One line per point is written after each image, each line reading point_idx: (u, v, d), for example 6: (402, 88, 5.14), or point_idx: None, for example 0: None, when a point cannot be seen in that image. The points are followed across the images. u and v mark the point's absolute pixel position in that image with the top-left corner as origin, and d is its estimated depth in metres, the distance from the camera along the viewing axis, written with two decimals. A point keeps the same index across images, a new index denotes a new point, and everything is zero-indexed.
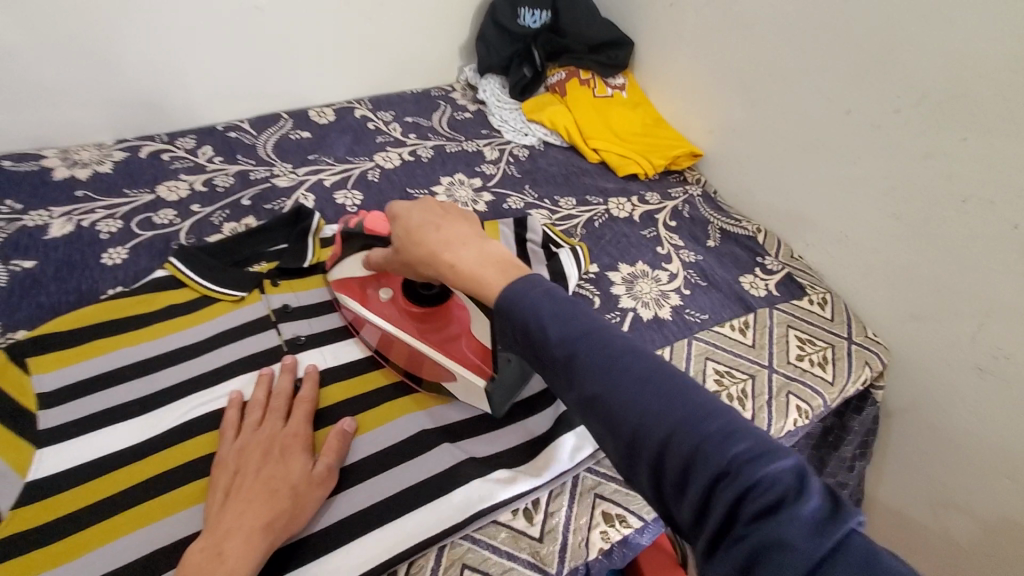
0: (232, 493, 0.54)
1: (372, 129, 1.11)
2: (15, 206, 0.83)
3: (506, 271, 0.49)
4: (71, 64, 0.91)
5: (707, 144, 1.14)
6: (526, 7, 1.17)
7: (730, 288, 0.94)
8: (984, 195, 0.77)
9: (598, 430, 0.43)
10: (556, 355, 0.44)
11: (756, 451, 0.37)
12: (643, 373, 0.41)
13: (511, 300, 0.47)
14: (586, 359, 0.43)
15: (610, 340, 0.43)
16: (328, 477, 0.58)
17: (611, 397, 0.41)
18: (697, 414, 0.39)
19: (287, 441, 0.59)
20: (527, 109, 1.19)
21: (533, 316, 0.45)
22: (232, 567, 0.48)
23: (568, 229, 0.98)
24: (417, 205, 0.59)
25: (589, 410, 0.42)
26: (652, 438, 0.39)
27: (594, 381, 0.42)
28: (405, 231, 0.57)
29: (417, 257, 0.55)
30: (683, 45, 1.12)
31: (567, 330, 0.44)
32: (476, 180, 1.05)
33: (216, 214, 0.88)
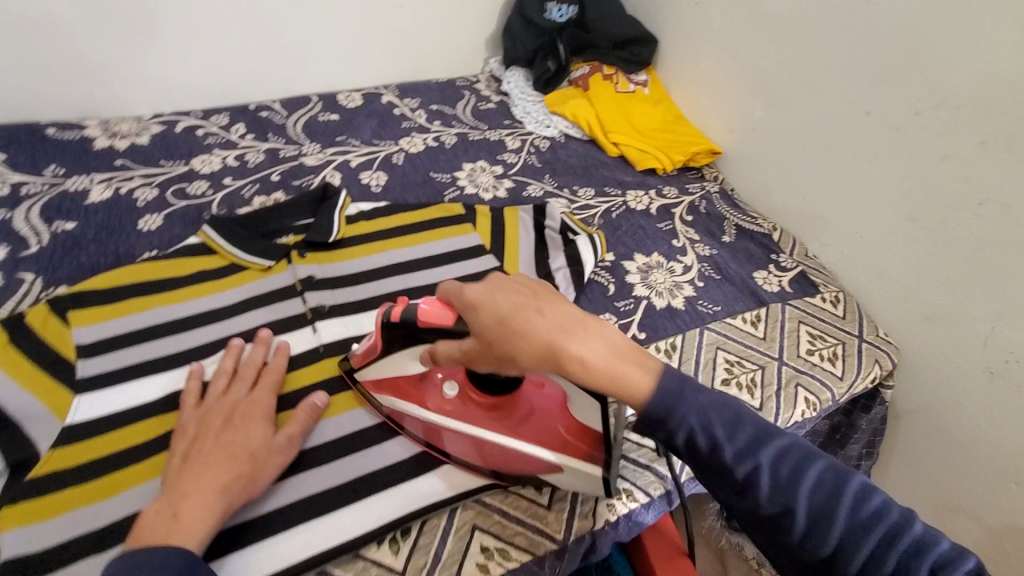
0: (191, 457, 0.55)
1: (397, 115, 1.14)
2: (58, 170, 0.87)
3: (642, 364, 0.50)
4: (115, 39, 0.95)
5: (726, 142, 1.15)
6: (554, 1, 1.19)
7: (743, 282, 0.95)
8: (1001, 199, 0.78)
9: (771, 536, 0.46)
10: (732, 470, 0.46)
11: (947, 556, 0.41)
12: (823, 482, 0.45)
13: (668, 406, 0.48)
14: (766, 474, 0.45)
15: (786, 450, 0.46)
16: (289, 446, 0.59)
17: (796, 511, 0.44)
18: (883, 522, 0.43)
19: (248, 409, 0.59)
20: (549, 102, 1.21)
21: (701, 427, 0.47)
22: (188, 526, 0.49)
23: (586, 218, 1.00)
24: (494, 288, 0.52)
25: (768, 522, 0.46)
26: (847, 553, 0.43)
27: (778, 497, 0.45)
28: (497, 321, 0.50)
29: (529, 357, 0.49)
30: (707, 43, 1.14)
31: (740, 443, 0.47)
32: (498, 167, 1.08)
33: (247, 188, 0.92)
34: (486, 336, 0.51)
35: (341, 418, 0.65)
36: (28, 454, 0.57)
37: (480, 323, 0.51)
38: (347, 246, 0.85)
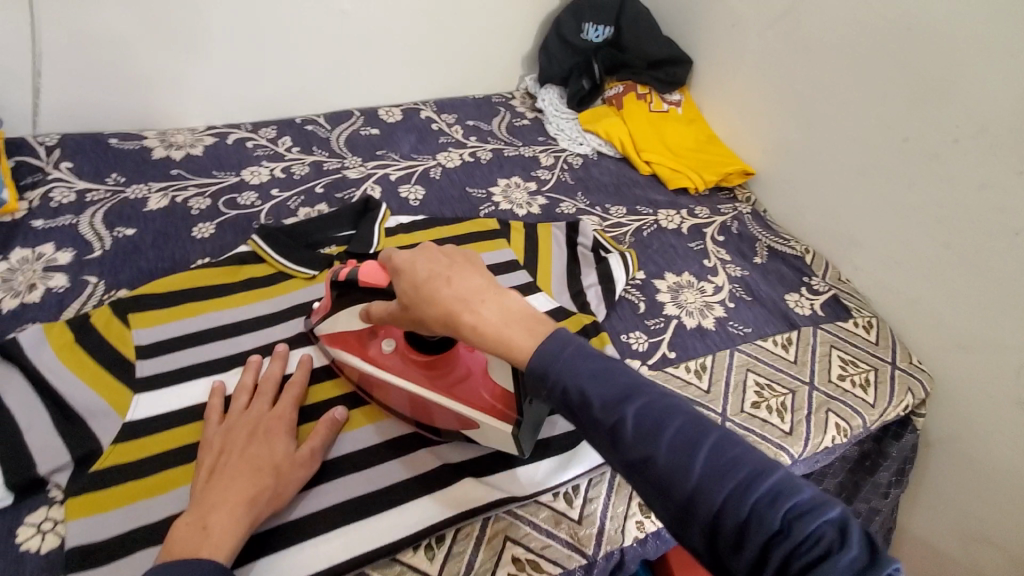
0: (217, 470, 0.55)
1: (435, 130, 1.18)
2: (119, 179, 0.92)
3: (534, 333, 0.48)
4: (176, 56, 1.00)
5: (760, 163, 1.15)
6: (590, 22, 1.23)
7: (775, 304, 0.95)
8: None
9: (647, 493, 0.43)
10: (602, 422, 0.44)
11: (802, 506, 0.38)
12: (683, 431, 0.42)
13: (544, 363, 0.46)
14: (633, 424, 0.43)
15: (652, 400, 0.44)
16: (310, 461, 0.60)
17: (657, 458, 0.42)
18: (738, 467, 0.40)
19: (272, 423, 0.60)
20: (583, 119, 1.23)
21: (569, 378, 0.45)
22: (217, 539, 0.50)
23: (618, 236, 1.02)
24: (420, 253, 0.53)
25: (636, 473, 0.43)
26: (705, 501, 0.40)
27: (641, 446, 0.42)
28: (411, 287, 0.52)
29: (432, 318, 0.51)
30: (743, 65, 1.15)
31: (608, 393, 0.44)
32: (531, 184, 1.10)
33: (292, 199, 0.96)
34: (404, 299, 0.53)
35: (350, 435, 0.66)
36: (92, 448, 0.61)
37: (399, 286, 0.53)
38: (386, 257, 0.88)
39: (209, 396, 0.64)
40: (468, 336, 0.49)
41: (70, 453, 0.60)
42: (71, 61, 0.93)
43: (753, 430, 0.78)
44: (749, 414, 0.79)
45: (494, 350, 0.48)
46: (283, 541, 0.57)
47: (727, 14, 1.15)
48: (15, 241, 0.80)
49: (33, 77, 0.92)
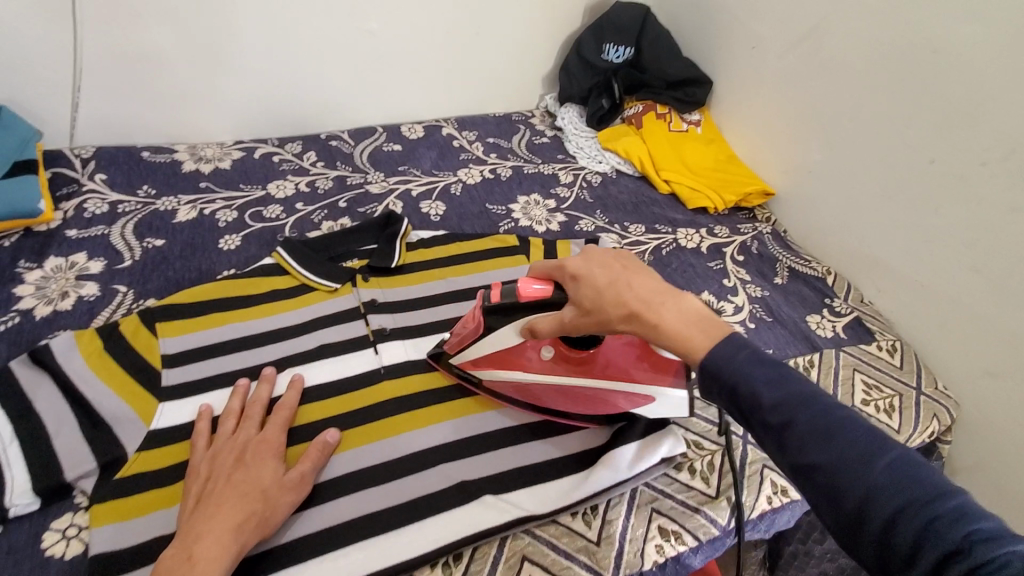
0: (204, 497, 0.55)
1: (456, 146, 1.19)
2: (150, 191, 0.94)
3: (710, 332, 0.52)
4: (208, 74, 1.03)
5: (780, 184, 1.15)
6: (611, 43, 1.24)
7: (797, 326, 0.94)
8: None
9: (814, 498, 0.44)
10: (771, 422, 0.46)
11: (992, 534, 0.37)
12: (861, 442, 0.43)
13: (723, 365, 0.49)
14: (803, 428, 0.44)
15: (827, 409, 0.45)
16: (300, 484, 0.59)
17: (828, 464, 0.43)
18: (918, 484, 0.40)
19: (258, 447, 0.60)
20: (603, 138, 1.24)
21: (743, 377, 0.48)
22: (203, 568, 0.49)
23: (637, 254, 1.02)
24: (593, 260, 0.58)
25: (803, 475, 0.44)
26: (879, 510, 0.40)
27: (811, 450, 0.44)
28: (596, 292, 0.56)
29: (619, 319, 0.55)
30: (764, 86, 1.15)
31: (781, 397, 0.46)
32: (551, 201, 1.11)
33: (316, 213, 0.98)
34: (586, 303, 0.57)
35: (375, 445, 0.66)
36: (117, 455, 0.61)
37: (577, 291, 0.58)
38: (407, 272, 0.89)
39: (196, 420, 0.64)
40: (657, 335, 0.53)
41: (96, 460, 0.61)
42: (109, 77, 0.96)
43: None
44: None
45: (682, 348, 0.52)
46: (304, 553, 0.57)
47: (749, 36, 1.16)
48: (50, 250, 0.82)
49: (72, 92, 0.95)
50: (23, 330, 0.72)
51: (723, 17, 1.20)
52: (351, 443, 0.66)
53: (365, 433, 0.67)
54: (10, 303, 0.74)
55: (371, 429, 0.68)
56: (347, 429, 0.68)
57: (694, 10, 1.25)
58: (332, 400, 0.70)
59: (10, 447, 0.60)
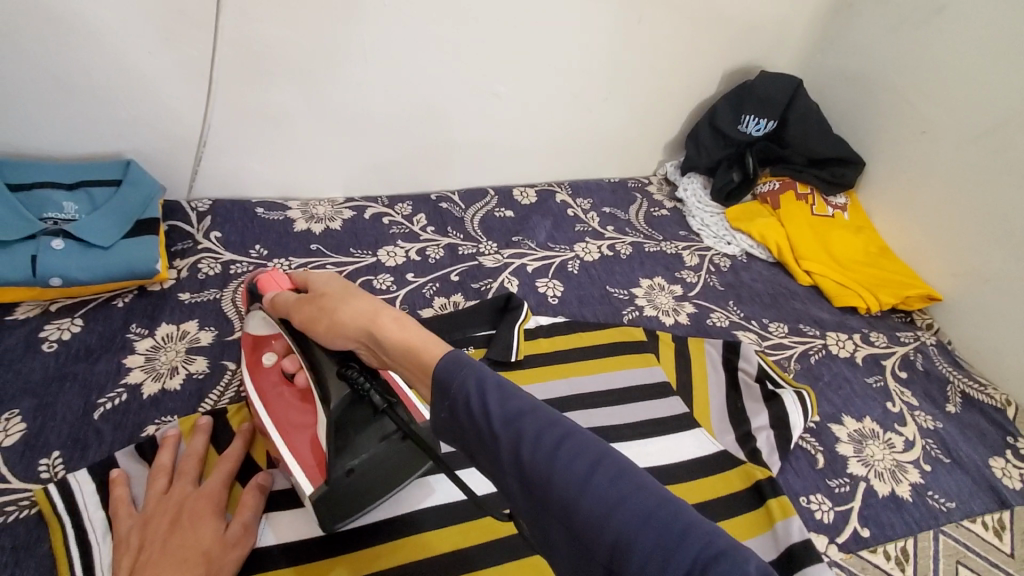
0: (135, 571, 0.50)
1: (571, 216, 1.11)
2: (262, 251, 0.90)
3: (428, 344, 0.45)
4: (329, 132, 0.99)
5: (948, 288, 1.00)
6: (751, 115, 1.12)
7: (980, 472, 0.79)
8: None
9: (544, 525, 0.37)
10: (499, 442, 0.38)
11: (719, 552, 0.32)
12: (587, 457, 0.36)
13: (446, 371, 0.42)
14: (531, 442, 0.37)
15: (557, 419, 0.38)
16: (243, 537, 0.55)
17: (555, 488, 0.35)
18: (638, 494, 0.35)
19: (196, 505, 0.56)
20: (731, 216, 1.13)
21: (473, 384, 0.40)
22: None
23: (781, 360, 0.89)
24: (343, 278, 0.57)
25: (534, 503, 0.37)
26: (609, 539, 0.34)
27: (537, 468, 0.36)
28: (344, 288, 0.54)
29: (342, 305, 0.52)
30: (929, 175, 1.01)
31: (511, 409, 0.39)
32: (677, 287, 1.00)
33: (428, 286, 0.91)
34: (328, 302, 0.53)
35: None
36: None
37: (316, 283, 0.57)
38: (526, 367, 0.80)
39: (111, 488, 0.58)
40: (373, 323, 0.49)
41: None
42: (236, 132, 0.94)
43: None
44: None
45: (394, 345, 0.47)
46: None
47: (916, 119, 1.01)
48: (163, 314, 0.78)
49: (199, 146, 0.92)
50: (129, 409, 0.67)
51: (884, 96, 1.07)
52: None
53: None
54: (117, 376, 0.70)
55: None
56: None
57: (844, 84, 1.13)
58: (278, 574, 0.56)
59: (104, 562, 0.55)
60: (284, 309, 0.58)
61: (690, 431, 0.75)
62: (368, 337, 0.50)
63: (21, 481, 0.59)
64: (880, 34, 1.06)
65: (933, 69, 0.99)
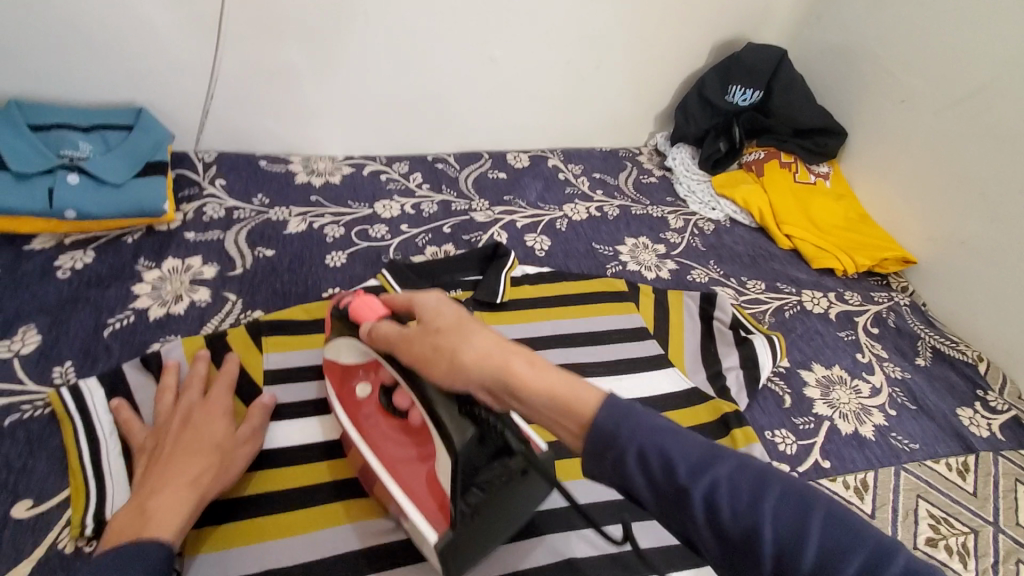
0: (152, 464, 0.55)
1: (562, 180, 1.15)
2: (264, 200, 0.95)
3: (579, 394, 0.47)
4: (331, 91, 1.04)
5: (924, 253, 1.03)
6: (738, 84, 1.16)
7: (946, 419, 0.82)
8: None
9: (737, 563, 0.41)
10: (689, 494, 0.42)
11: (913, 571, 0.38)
12: (777, 499, 0.41)
13: (616, 426, 0.44)
14: (720, 490, 0.41)
15: (739, 464, 0.43)
16: (251, 438, 0.61)
17: (759, 534, 0.40)
18: (832, 522, 0.40)
19: (204, 409, 0.60)
20: (717, 183, 1.17)
21: (647, 438, 0.44)
22: (158, 521, 0.50)
23: (757, 313, 0.93)
24: (445, 307, 0.53)
25: (728, 546, 0.41)
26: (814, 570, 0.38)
27: (729, 513, 0.41)
28: (453, 320, 0.52)
29: (471, 346, 0.49)
30: (909, 144, 1.04)
31: (693, 459, 0.43)
32: (660, 246, 1.04)
33: (421, 236, 0.95)
34: (442, 344, 0.50)
35: (324, 534, 0.59)
36: None
37: (422, 310, 0.54)
38: (510, 309, 0.84)
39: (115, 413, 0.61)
40: (513, 370, 0.48)
41: None
42: (242, 87, 0.98)
43: None
44: (926, 553, 0.67)
45: (544, 394, 0.47)
46: None
47: (898, 89, 1.05)
48: (169, 251, 0.83)
49: (206, 99, 0.97)
50: (136, 330, 0.72)
51: (868, 67, 1.10)
52: (291, 526, 0.59)
53: (312, 518, 0.60)
54: (125, 301, 0.75)
55: (321, 513, 0.60)
56: (302, 507, 0.60)
57: (829, 58, 1.17)
58: (313, 465, 0.64)
59: (114, 456, 0.60)
60: (389, 343, 0.53)
61: (664, 370, 0.80)
62: (506, 386, 0.48)
63: (38, 386, 0.65)
64: (865, 7, 1.10)
65: (914, 40, 1.02)
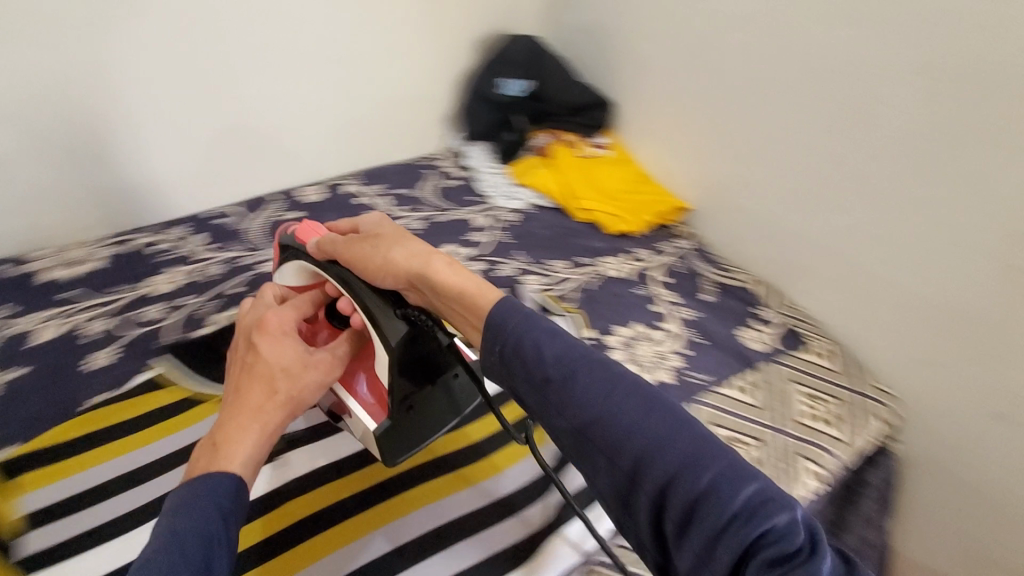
0: (231, 386, 0.54)
1: (359, 205, 1.12)
2: (7, 311, 0.83)
3: (482, 283, 0.53)
4: (64, 171, 0.93)
5: (693, 197, 1.14)
6: (506, 77, 1.22)
7: (730, 345, 0.93)
8: (992, 241, 0.77)
9: (589, 459, 0.43)
10: (554, 383, 0.44)
11: (753, 499, 0.39)
12: (634, 403, 0.43)
13: (506, 315, 0.48)
14: (581, 381, 0.44)
15: (602, 364, 0.45)
16: (319, 362, 0.58)
17: (611, 427, 0.42)
18: (686, 436, 0.41)
19: (272, 324, 0.58)
20: (514, 172, 1.21)
21: (524, 331, 0.46)
22: (228, 452, 0.49)
23: (562, 293, 0.98)
24: (385, 224, 0.63)
25: (580, 438, 0.43)
26: (656, 472, 0.40)
27: (588, 408, 0.43)
28: (393, 232, 0.61)
29: (396, 248, 0.59)
30: (661, 102, 1.14)
31: (561, 353, 0.45)
32: (467, 250, 1.05)
33: (206, 305, 0.88)
34: (378, 248, 0.59)
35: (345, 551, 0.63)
36: None
37: (367, 226, 0.64)
38: None
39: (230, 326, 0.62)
40: (428, 265, 0.56)
41: None
42: None
43: None
44: None
45: (448, 287, 0.54)
46: None
47: (640, 57, 1.15)
48: None
49: None
50: None
51: (613, 41, 1.19)
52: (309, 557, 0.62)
53: (334, 538, 0.63)
54: None
55: (343, 531, 0.64)
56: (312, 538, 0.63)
57: (582, 37, 1.25)
58: (314, 493, 0.67)
59: None
60: (334, 252, 0.63)
61: None
62: (419, 279, 0.57)
63: None
64: None
65: (639, 12, 1.13)
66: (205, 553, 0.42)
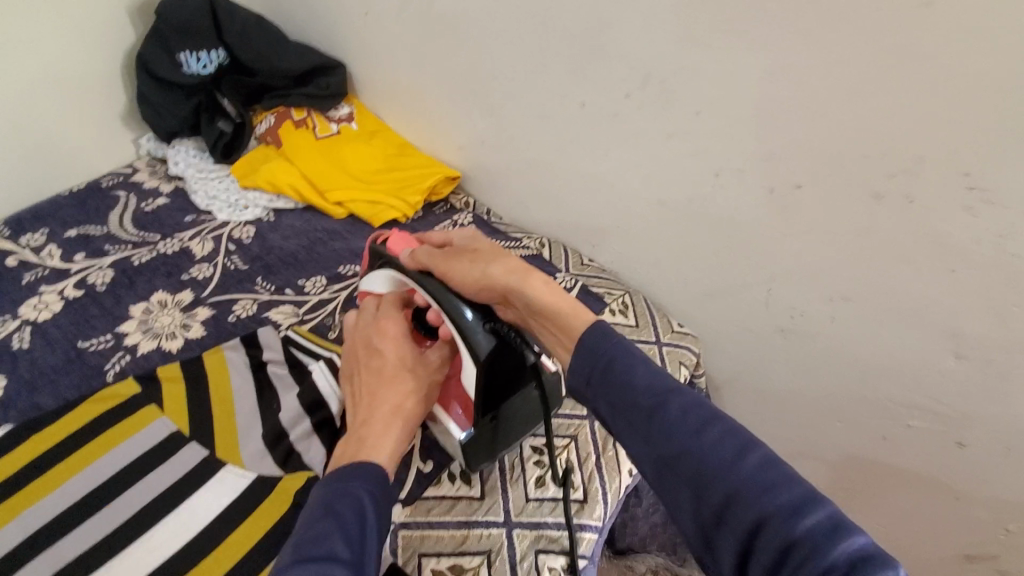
0: (359, 391, 0.56)
1: (14, 266, 0.83)
2: None
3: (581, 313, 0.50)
4: None
5: (461, 162, 0.97)
6: (186, 50, 0.93)
7: None
8: (743, 168, 0.70)
9: (673, 493, 0.41)
10: (642, 407, 0.42)
11: (854, 555, 0.34)
12: (721, 437, 0.40)
13: (603, 336, 0.46)
14: (672, 412, 0.41)
15: (691, 398, 0.42)
16: (438, 367, 0.58)
17: (694, 458, 0.39)
18: (784, 477, 0.37)
19: (388, 332, 0.58)
20: (236, 172, 0.95)
21: (622, 355, 0.45)
22: (373, 445, 0.49)
23: (323, 323, 0.78)
24: (480, 241, 0.59)
25: (664, 469, 0.41)
26: (745, 512, 0.37)
27: (676, 438, 0.40)
28: (490, 250, 0.56)
29: (495, 262, 0.54)
30: (393, 55, 0.94)
31: (653, 382, 0.43)
32: (185, 294, 0.81)
33: None
34: (475, 264, 0.55)
35: None
36: None
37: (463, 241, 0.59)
38: None
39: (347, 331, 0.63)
40: (524, 281, 0.52)
41: None
42: None
43: (543, 522, 0.61)
44: (536, 500, 0.63)
45: (547, 309, 0.50)
46: None
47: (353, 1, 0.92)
48: None
49: None
50: None
51: None
52: None
53: None
54: None
55: None
56: None
57: None
58: None
59: None
60: (428, 264, 0.58)
61: (209, 484, 0.63)
62: (514, 294, 0.52)
63: None
64: None
65: None
66: (363, 518, 0.43)
